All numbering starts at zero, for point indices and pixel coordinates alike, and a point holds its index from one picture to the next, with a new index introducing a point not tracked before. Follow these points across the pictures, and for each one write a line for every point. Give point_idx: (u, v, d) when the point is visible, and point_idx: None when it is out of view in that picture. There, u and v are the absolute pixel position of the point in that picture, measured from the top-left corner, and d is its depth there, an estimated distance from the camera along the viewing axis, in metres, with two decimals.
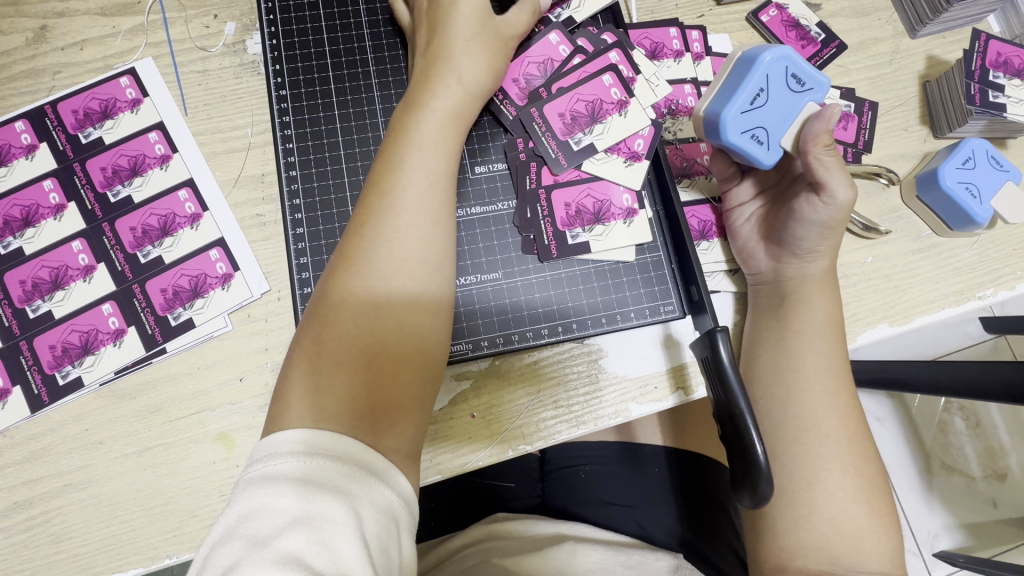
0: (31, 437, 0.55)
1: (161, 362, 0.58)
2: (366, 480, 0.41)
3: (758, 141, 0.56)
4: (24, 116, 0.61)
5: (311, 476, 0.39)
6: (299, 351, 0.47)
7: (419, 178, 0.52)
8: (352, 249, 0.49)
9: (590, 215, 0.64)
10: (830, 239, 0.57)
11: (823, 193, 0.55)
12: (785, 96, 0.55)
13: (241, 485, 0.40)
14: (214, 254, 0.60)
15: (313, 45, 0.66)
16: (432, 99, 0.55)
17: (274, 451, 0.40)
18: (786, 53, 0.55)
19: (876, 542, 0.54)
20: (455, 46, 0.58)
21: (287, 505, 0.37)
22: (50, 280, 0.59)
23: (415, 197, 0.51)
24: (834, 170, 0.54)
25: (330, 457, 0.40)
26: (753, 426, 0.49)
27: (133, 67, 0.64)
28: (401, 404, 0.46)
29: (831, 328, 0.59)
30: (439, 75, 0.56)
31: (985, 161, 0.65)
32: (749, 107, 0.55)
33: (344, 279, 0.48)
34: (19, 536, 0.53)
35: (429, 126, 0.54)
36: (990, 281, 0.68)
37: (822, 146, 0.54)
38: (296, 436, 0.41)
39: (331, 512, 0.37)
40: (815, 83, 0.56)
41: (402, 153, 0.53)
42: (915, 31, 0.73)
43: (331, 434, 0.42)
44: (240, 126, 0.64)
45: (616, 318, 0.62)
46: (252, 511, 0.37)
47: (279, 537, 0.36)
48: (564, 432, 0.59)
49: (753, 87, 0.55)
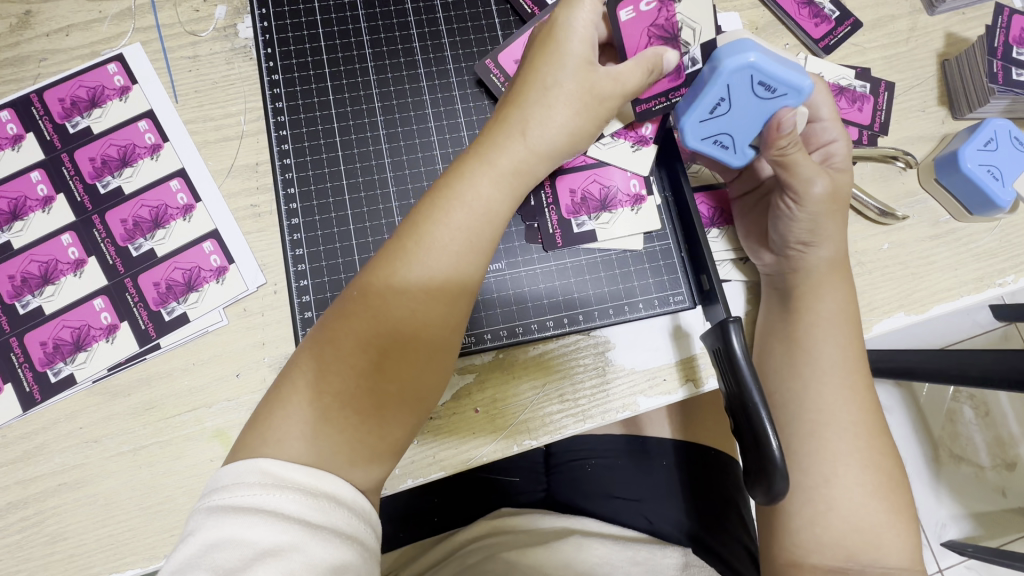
0: (24, 435, 0.54)
1: (155, 358, 0.56)
2: (336, 509, 0.40)
3: (721, 146, 0.57)
4: (10, 105, 0.59)
5: (282, 508, 0.38)
6: (309, 346, 0.45)
7: (461, 224, 0.47)
8: (373, 280, 0.46)
9: (596, 203, 0.61)
10: (824, 229, 0.55)
11: (796, 189, 0.54)
12: (748, 104, 0.53)
13: (202, 512, 0.39)
14: (208, 247, 0.59)
15: (306, 28, 0.65)
16: (497, 151, 0.50)
17: (240, 479, 0.39)
18: (749, 61, 0.51)
19: (895, 537, 0.53)
20: (550, 83, 0.51)
21: (257, 537, 0.37)
22: (40, 275, 0.57)
23: (451, 245, 0.47)
24: (802, 168, 0.53)
25: (298, 489, 0.39)
26: (768, 421, 0.47)
27: (121, 54, 0.61)
28: (380, 456, 0.45)
29: (844, 315, 0.56)
30: (516, 115, 0.51)
31: (1007, 142, 0.62)
32: (709, 115, 0.55)
33: (359, 311, 0.45)
34: (14, 537, 0.52)
35: (485, 171, 0.49)
36: (1011, 268, 0.65)
37: (777, 150, 0.52)
38: (259, 464, 0.40)
39: (301, 544, 0.37)
40: (789, 87, 0.52)
41: (446, 202, 0.48)
42: (934, 8, 0.70)
43: (303, 466, 0.41)
44: (233, 114, 0.61)
45: (623, 308, 0.60)
46: (216, 543, 0.36)
47: (249, 568, 0.36)
48: (570, 427, 0.57)
49: (712, 98, 0.54)
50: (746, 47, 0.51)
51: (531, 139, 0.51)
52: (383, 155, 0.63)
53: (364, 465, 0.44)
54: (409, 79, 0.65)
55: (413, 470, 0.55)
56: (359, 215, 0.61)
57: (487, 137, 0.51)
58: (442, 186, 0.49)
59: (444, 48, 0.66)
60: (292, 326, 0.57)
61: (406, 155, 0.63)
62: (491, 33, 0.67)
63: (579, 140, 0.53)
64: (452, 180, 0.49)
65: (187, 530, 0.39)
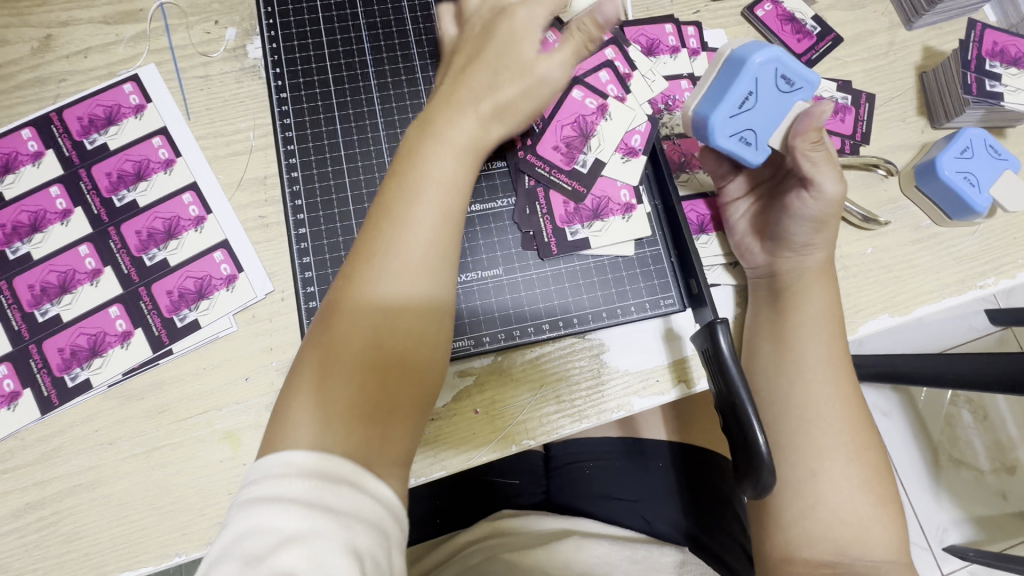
0: (42, 438, 0.56)
1: (168, 363, 0.58)
2: (368, 503, 0.39)
3: (746, 143, 0.56)
4: (31, 123, 0.62)
5: (313, 497, 0.38)
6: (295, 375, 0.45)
7: (432, 202, 0.49)
8: (348, 290, 0.46)
9: (588, 212, 0.63)
10: (826, 230, 0.58)
11: (815, 185, 0.55)
12: (773, 97, 0.55)
13: (240, 499, 0.39)
14: (218, 256, 0.61)
15: (312, 48, 0.67)
16: (451, 126, 0.52)
17: (264, 471, 0.39)
18: (773, 55, 0.53)
19: (882, 530, 0.54)
20: (488, 63, 0.54)
21: (277, 524, 0.36)
22: (58, 284, 0.59)
23: (426, 224, 0.48)
24: (824, 164, 0.55)
25: (329, 480, 0.39)
26: (755, 416, 0.49)
27: (137, 74, 0.65)
28: (397, 448, 0.45)
29: (829, 315, 0.59)
30: (466, 95, 0.53)
31: (983, 150, 0.65)
32: (738, 111, 0.55)
33: (348, 309, 0.46)
34: (31, 536, 0.54)
35: (446, 154, 0.51)
36: (991, 270, 0.67)
37: (809, 144, 0.55)
38: (295, 456, 0.40)
39: (329, 536, 0.36)
40: (805, 82, 0.55)
41: (414, 184, 0.49)
42: (911, 23, 0.74)
43: (322, 453, 0.40)
44: (243, 130, 0.64)
45: (616, 312, 0.62)
46: (244, 532, 0.36)
47: (276, 556, 0.35)
48: (567, 427, 0.59)
49: (741, 90, 0.54)
50: (765, 45, 0.54)
51: (484, 111, 0.53)
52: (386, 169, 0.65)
53: (383, 463, 0.43)
54: (411, 95, 0.67)
55: (415, 470, 0.57)
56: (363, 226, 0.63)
57: (439, 116, 0.53)
58: (404, 171, 0.50)
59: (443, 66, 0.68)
60: (298, 332, 0.60)
61: None
62: None
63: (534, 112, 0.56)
64: (412, 162, 0.50)
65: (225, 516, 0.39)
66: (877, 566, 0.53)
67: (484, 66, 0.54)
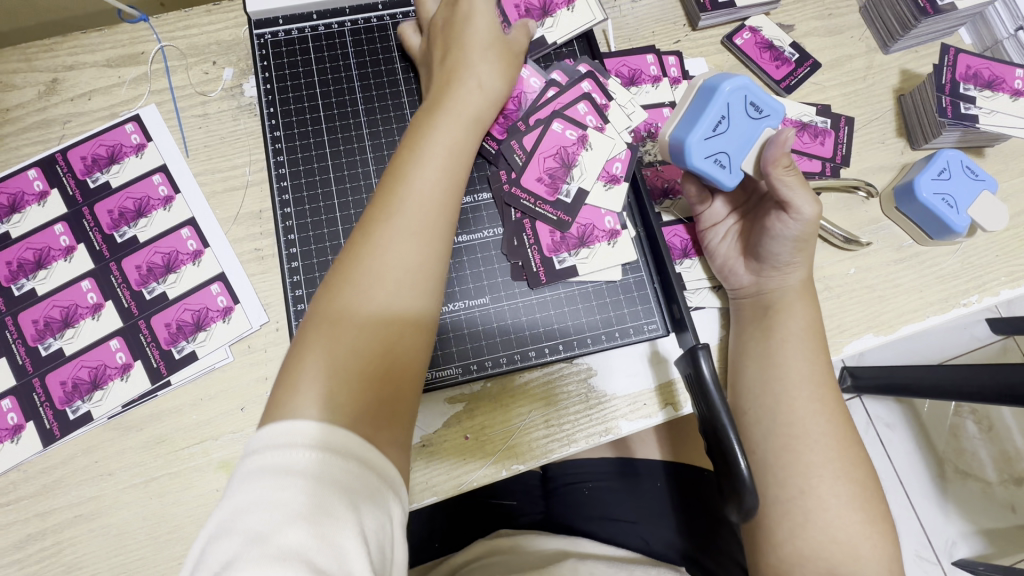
0: (44, 470, 0.57)
1: (166, 395, 0.60)
2: (370, 477, 0.40)
3: (720, 165, 0.58)
4: (37, 164, 0.65)
5: (317, 471, 0.37)
6: (293, 354, 0.46)
7: (436, 167, 0.54)
8: (350, 265, 0.49)
9: (575, 239, 0.65)
10: (804, 251, 0.59)
11: (791, 208, 0.56)
12: (743, 123, 0.57)
13: (239, 473, 0.38)
14: (215, 288, 0.63)
15: (305, 88, 0.69)
16: (449, 100, 0.58)
17: (274, 439, 0.39)
18: (742, 83, 0.56)
19: (873, 551, 0.55)
20: (471, 52, 0.61)
21: (288, 498, 0.36)
22: (61, 319, 0.61)
23: (431, 188, 0.53)
24: (800, 188, 0.55)
25: (332, 454, 0.39)
26: (736, 442, 0.50)
27: (138, 114, 0.67)
28: (399, 410, 0.46)
29: (810, 334, 0.60)
30: (458, 78, 0.60)
31: (960, 171, 0.66)
32: (711, 134, 0.57)
33: (363, 262, 0.49)
34: (32, 567, 0.55)
35: (447, 125, 0.57)
36: (974, 288, 0.68)
37: (782, 168, 0.55)
38: (303, 427, 0.40)
39: (334, 510, 0.36)
40: (772, 110, 0.57)
41: (421, 150, 0.55)
42: (888, 47, 0.76)
43: (333, 424, 0.41)
44: (238, 166, 0.67)
45: (602, 337, 0.63)
46: (251, 502, 0.36)
47: (280, 531, 0.34)
48: (557, 451, 0.60)
49: (714, 115, 0.56)
50: (734, 74, 0.56)
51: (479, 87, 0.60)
52: None
53: (387, 427, 0.45)
54: (399, 131, 0.69)
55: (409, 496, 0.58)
56: None
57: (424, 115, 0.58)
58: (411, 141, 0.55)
59: None
60: None
61: None
62: None
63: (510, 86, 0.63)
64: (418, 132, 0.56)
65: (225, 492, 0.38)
66: None
67: (458, 66, 0.61)
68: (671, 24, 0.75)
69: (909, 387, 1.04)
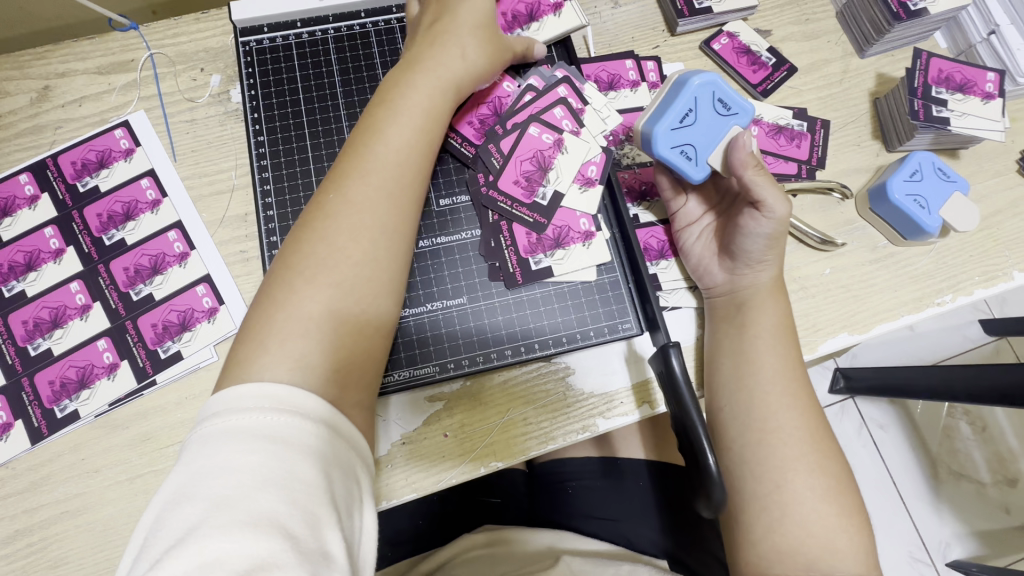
0: (32, 468, 0.59)
1: (152, 394, 0.61)
2: (332, 441, 0.43)
3: (686, 156, 0.62)
4: (28, 169, 0.67)
5: (279, 437, 0.40)
6: (259, 310, 0.48)
7: (402, 145, 0.55)
8: (314, 234, 0.51)
9: (550, 241, 0.66)
10: (775, 250, 0.60)
11: (763, 206, 0.58)
12: (710, 117, 0.61)
13: (198, 446, 0.40)
14: (201, 289, 0.65)
15: (288, 94, 0.70)
16: (423, 75, 0.59)
17: (235, 407, 0.41)
18: (710, 80, 0.60)
19: (850, 546, 0.55)
20: (450, 31, 0.61)
21: (255, 463, 0.38)
22: (50, 320, 0.63)
23: (397, 166, 0.54)
24: (769, 186, 0.57)
25: (294, 419, 0.41)
26: (705, 438, 0.51)
27: (127, 120, 0.69)
28: (365, 379, 0.50)
29: (782, 332, 0.61)
30: (439, 47, 0.60)
31: (932, 172, 0.68)
32: (679, 125, 0.61)
33: (325, 232, 0.51)
34: (19, 563, 0.57)
35: (418, 104, 0.57)
36: (948, 288, 0.69)
37: (751, 168, 0.58)
38: (262, 392, 0.42)
39: (300, 472, 0.39)
40: (740, 109, 0.61)
41: (389, 124, 0.56)
42: (863, 52, 0.77)
43: (300, 390, 0.43)
44: (225, 170, 0.68)
45: (576, 337, 0.65)
46: (217, 470, 0.38)
47: (246, 494, 0.37)
48: (534, 449, 0.62)
49: (682, 107, 0.61)
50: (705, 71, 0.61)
51: (455, 69, 0.60)
52: None
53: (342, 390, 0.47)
54: None
55: (387, 492, 0.59)
56: None
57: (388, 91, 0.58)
58: (380, 111, 0.57)
59: None
60: None
61: None
62: None
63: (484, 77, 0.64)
64: (390, 105, 0.57)
65: (180, 466, 0.40)
66: None
67: (439, 41, 0.61)
68: (650, 29, 0.77)
69: (903, 388, 1.06)
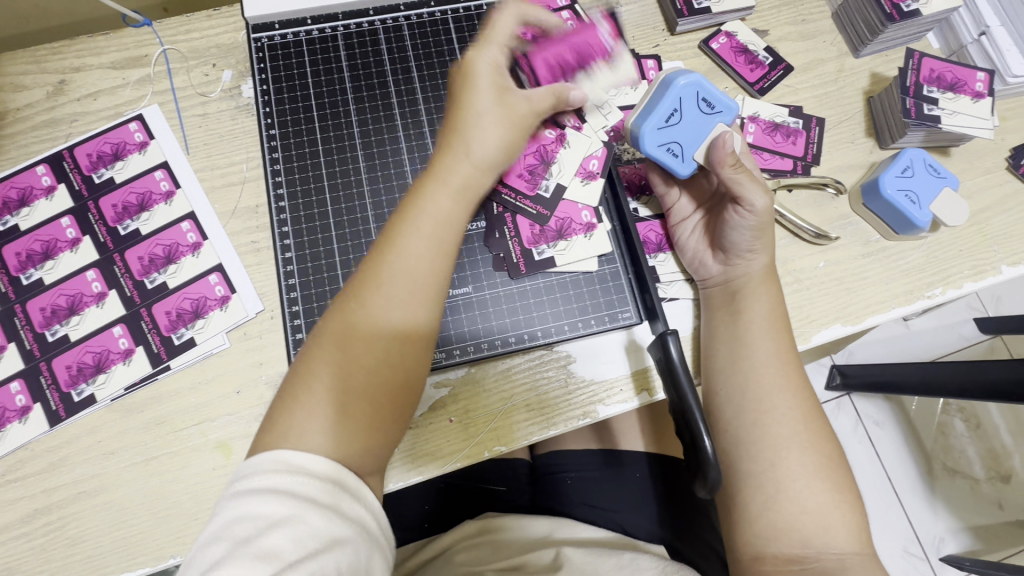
0: (50, 449, 0.61)
1: (166, 378, 0.63)
2: (341, 492, 0.46)
3: (673, 153, 0.64)
4: (45, 161, 0.69)
5: (292, 488, 0.44)
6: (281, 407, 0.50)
7: (426, 242, 0.55)
8: (338, 331, 0.52)
9: (553, 232, 0.68)
10: (764, 240, 0.62)
11: (744, 201, 0.60)
12: (695, 115, 0.63)
13: (230, 492, 0.45)
14: (213, 279, 0.67)
15: (299, 89, 0.72)
16: (449, 171, 0.58)
17: (257, 468, 0.45)
18: (695, 81, 0.62)
19: (845, 526, 0.56)
20: (473, 121, 0.59)
21: (269, 510, 0.42)
22: (67, 307, 0.65)
23: (418, 264, 0.54)
24: (750, 182, 0.60)
25: (308, 474, 0.45)
26: (701, 423, 0.54)
27: (141, 114, 0.71)
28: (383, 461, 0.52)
29: (775, 318, 0.63)
30: (458, 147, 0.59)
31: (923, 168, 0.70)
32: (664, 124, 0.63)
33: (348, 332, 0.51)
34: (38, 540, 0.59)
35: (443, 199, 0.57)
36: (939, 281, 0.72)
37: (729, 167, 0.60)
38: (280, 461, 0.46)
39: (305, 516, 0.43)
40: (724, 107, 0.63)
41: (413, 222, 0.55)
42: (858, 52, 0.79)
43: (310, 453, 0.46)
44: (236, 162, 0.70)
45: (578, 325, 0.67)
46: (236, 516, 0.43)
47: (261, 536, 0.41)
48: (536, 434, 0.63)
49: (667, 107, 0.63)
50: (691, 71, 0.63)
51: (478, 156, 0.59)
52: (365, 196, 0.70)
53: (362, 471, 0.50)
54: (388, 129, 0.72)
55: (395, 474, 0.61)
56: (344, 249, 0.68)
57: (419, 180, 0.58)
58: (406, 207, 0.56)
59: (418, 103, 0.73)
60: (285, 349, 0.65)
61: (386, 195, 0.70)
62: None
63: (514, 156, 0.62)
64: (416, 198, 0.57)
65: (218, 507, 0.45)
66: (840, 556, 0.55)
67: (463, 130, 0.59)
68: (650, 29, 0.79)
69: (896, 385, 1.10)
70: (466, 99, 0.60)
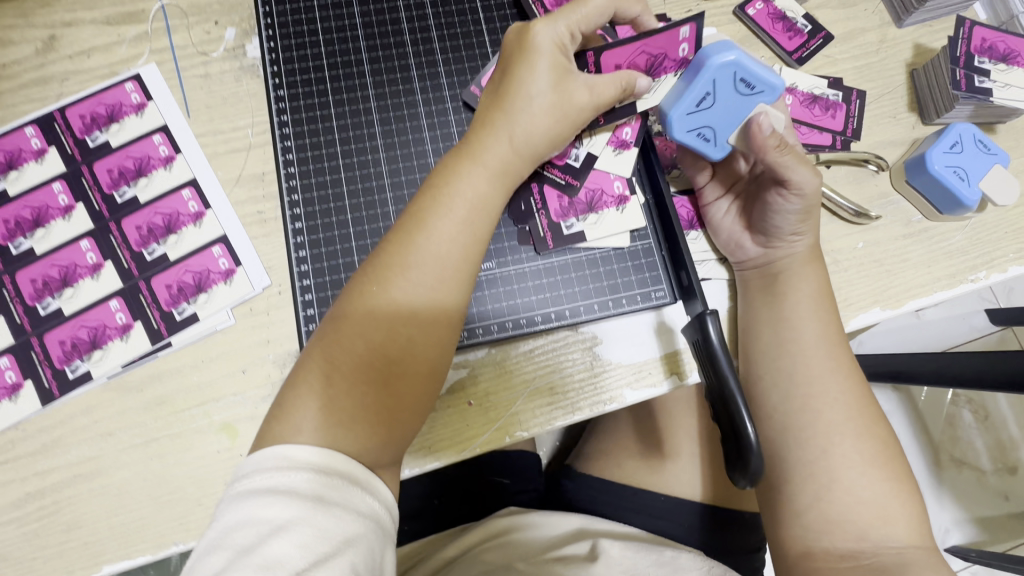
0: (43, 429, 0.57)
1: (167, 356, 0.59)
2: (350, 487, 0.42)
3: (704, 139, 0.60)
4: (34, 122, 0.64)
5: (296, 488, 0.40)
6: (291, 393, 0.47)
7: (453, 227, 0.51)
8: (357, 317, 0.48)
9: (583, 206, 0.64)
10: (809, 221, 0.59)
11: (792, 184, 0.56)
12: (730, 99, 0.57)
13: (228, 498, 0.41)
14: (217, 251, 0.62)
15: (309, 48, 0.68)
16: (483, 151, 0.53)
17: (261, 466, 0.42)
18: (734, 58, 0.54)
19: (892, 519, 0.53)
20: (516, 102, 0.54)
21: (273, 514, 0.39)
22: (60, 278, 0.60)
23: (443, 250, 0.50)
24: (796, 164, 0.56)
25: (313, 469, 0.42)
26: (744, 407, 0.50)
27: (138, 73, 0.66)
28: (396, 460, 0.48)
29: (820, 298, 0.59)
30: (495, 128, 0.54)
31: (973, 145, 0.66)
32: (695, 109, 0.57)
33: (366, 319, 0.48)
34: (30, 526, 0.55)
35: (473, 181, 0.52)
36: (982, 264, 0.68)
37: (773, 148, 0.56)
38: (287, 456, 0.42)
39: (310, 518, 0.39)
40: (766, 86, 0.56)
41: (441, 204, 0.51)
42: (901, 21, 0.75)
43: (314, 448, 0.43)
44: (241, 127, 0.66)
45: (608, 304, 0.63)
46: (236, 522, 0.39)
47: (264, 543, 0.38)
48: (561, 419, 0.60)
49: (699, 91, 0.56)
50: (731, 45, 0.54)
51: (516, 140, 0.54)
52: (381, 163, 0.65)
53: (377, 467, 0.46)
54: (406, 92, 0.67)
55: (411, 459, 0.58)
56: (358, 219, 0.64)
57: (450, 160, 0.54)
58: (435, 188, 0.52)
59: (438, 65, 0.69)
60: (294, 327, 0.61)
61: (403, 163, 0.65)
62: (482, 50, 0.70)
63: (558, 146, 0.57)
64: (446, 178, 0.52)
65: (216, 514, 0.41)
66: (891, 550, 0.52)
67: (505, 111, 0.54)
68: None
69: (904, 375, 1.03)
70: (514, 76, 0.55)
